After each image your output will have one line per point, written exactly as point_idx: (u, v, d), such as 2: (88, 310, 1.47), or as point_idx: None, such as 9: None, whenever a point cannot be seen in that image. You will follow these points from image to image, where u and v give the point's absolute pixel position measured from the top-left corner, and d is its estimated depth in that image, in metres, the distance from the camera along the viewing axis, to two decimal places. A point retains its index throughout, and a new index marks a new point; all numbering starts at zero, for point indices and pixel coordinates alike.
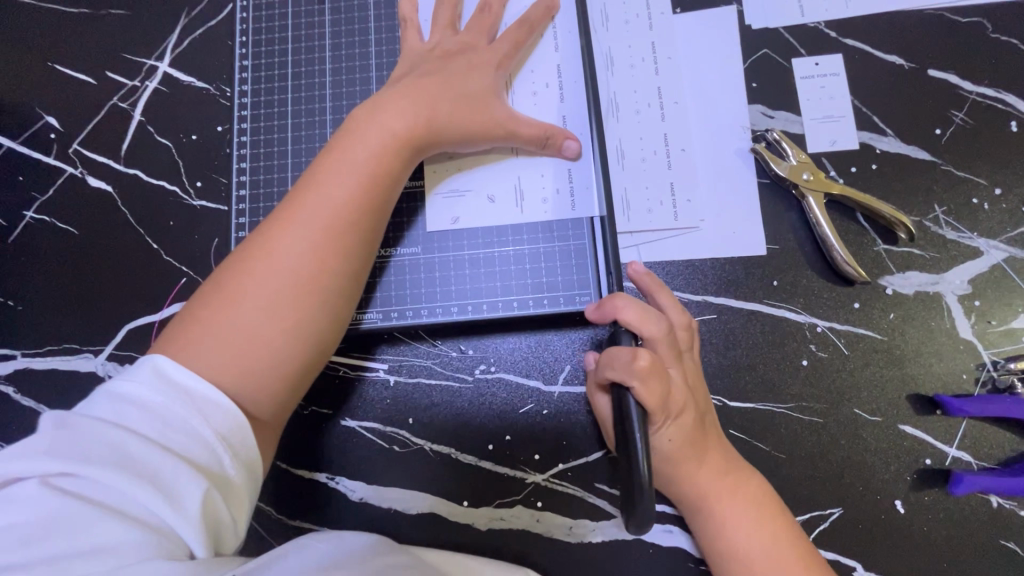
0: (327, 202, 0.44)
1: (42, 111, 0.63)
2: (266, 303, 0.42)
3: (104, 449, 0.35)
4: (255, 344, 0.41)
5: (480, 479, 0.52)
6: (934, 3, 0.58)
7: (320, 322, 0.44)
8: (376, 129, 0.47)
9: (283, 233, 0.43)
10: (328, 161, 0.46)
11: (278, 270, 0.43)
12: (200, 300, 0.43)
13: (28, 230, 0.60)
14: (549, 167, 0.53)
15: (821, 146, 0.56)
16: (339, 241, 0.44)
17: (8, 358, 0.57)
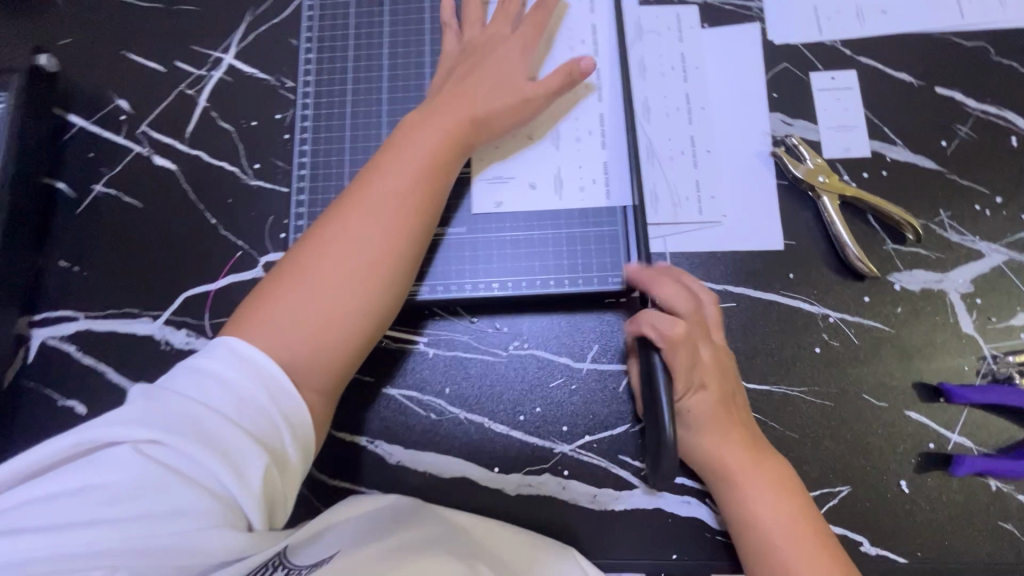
0: (394, 188, 0.49)
1: (113, 94, 0.68)
2: (341, 281, 0.46)
3: (184, 419, 0.37)
4: (323, 317, 0.45)
5: (511, 448, 0.56)
6: (941, 27, 0.63)
7: (380, 300, 0.47)
8: (433, 123, 0.52)
9: (348, 217, 0.47)
10: (391, 155, 0.50)
11: (349, 249, 0.47)
12: (269, 279, 0.46)
13: (97, 202, 0.65)
14: (585, 159, 0.58)
15: (835, 152, 0.60)
16: (399, 225, 0.48)
17: (73, 319, 0.61)
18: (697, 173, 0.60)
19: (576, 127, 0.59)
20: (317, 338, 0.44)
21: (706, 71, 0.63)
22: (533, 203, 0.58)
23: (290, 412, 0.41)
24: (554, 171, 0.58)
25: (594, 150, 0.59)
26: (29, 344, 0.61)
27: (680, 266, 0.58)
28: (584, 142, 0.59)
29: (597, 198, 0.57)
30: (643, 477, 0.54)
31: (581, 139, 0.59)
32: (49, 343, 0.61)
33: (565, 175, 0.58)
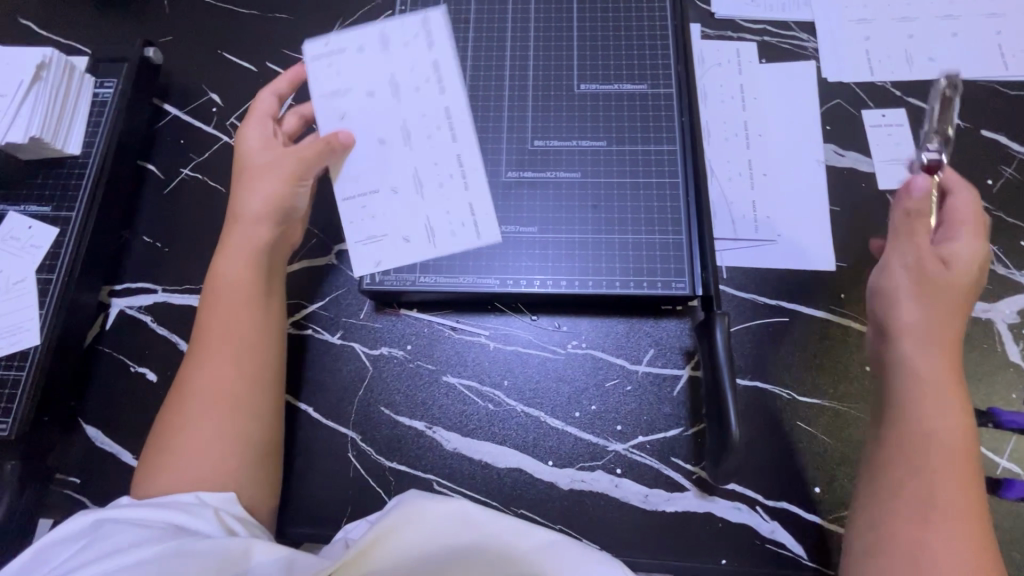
0: (217, 339, 0.53)
1: (206, 87, 0.72)
2: (202, 423, 0.49)
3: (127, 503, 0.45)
4: (204, 459, 0.48)
5: (566, 443, 0.57)
6: (987, 76, 0.67)
7: (257, 412, 0.51)
8: (235, 260, 0.56)
9: (197, 371, 0.52)
10: (215, 310, 0.54)
11: (200, 392, 0.51)
12: (148, 450, 0.50)
13: (182, 185, 0.69)
14: (446, 212, 0.60)
15: (889, 184, 0.63)
16: (242, 345, 0.53)
17: (151, 292, 0.65)
18: (480, 217, 0.60)
19: (436, 174, 0.60)
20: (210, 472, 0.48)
21: (414, 87, 0.60)
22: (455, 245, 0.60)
23: (217, 496, 0.46)
24: (377, 214, 0.60)
25: (457, 193, 0.60)
26: (108, 312, 0.64)
27: (736, 280, 0.61)
28: (438, 196, 0.60)
29: (664, 207, 0.60)
30: (695, 480, 0.55)
31: (440, 185, 0.60)
32: (127, 313, 0.64)
33: (428, 221, 0.60)
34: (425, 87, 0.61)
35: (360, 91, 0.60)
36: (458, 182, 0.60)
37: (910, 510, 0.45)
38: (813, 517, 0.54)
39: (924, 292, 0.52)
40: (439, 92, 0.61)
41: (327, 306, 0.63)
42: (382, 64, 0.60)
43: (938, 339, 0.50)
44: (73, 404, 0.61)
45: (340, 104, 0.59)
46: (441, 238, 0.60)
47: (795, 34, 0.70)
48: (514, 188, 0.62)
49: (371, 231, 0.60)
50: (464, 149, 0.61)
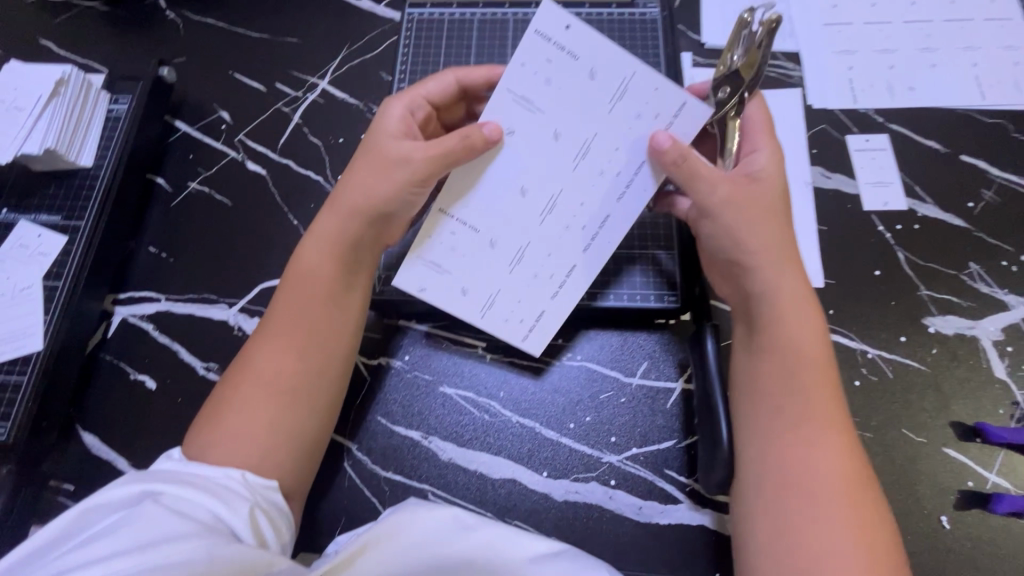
0: (288, 327, 0.52)
1: (217, 106, 0.75)
2: (264, 408, 0.49)
3: (174, 478, 0.43)
4: (247, 439, 0.47)
5: (560, 454, 0.58)
6: (965, 105, 0.70)
7: (306, 416, 0.51)
8: (320, 249, 0.54)
9: (265, 353, 0.51)
10: (291, 294, 0.53)
11: (263, 375, 0.50)
12: (207, 408, 0.50)
13: (190, 197, 0.71)
14: (524, 300, 0.53)
15: (874, 206, 0.66)
16: (311, 346, 0.52)
17: (154, 300, 0.66)
18: (550, 314, 0.53)
19: (542, 262, 0.52)
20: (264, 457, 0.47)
21: (614, 147, 0.49)
22: (515, 334, 0.54)
23: (260, 483, 0.46)
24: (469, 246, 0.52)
25: (542, 296, 0.53)
26: (111, 320, 0.65)
27: None
28: (533, 268, 0.52)
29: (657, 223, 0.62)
30: (688, 492, 0.56)
31: (533, 272, 0.52)
32: (129, 321, 0.65)
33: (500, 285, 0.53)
34: (605, 154, 0.49)
35: (547, 125, 0.48)
36: (549, 268, 0.52)
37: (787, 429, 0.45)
38: None
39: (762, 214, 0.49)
40: (642, 167, 0.49)
41: None
42: (600, 118, 0.48)
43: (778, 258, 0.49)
44: (72, 410, 0.61)
45: (511, 115, 0.48)
46: (509, 316, 0.54)
47: (781, 64, 0.74)
48: None
49: (440, 258, 0.52)
50: (576, 254, 0.52)
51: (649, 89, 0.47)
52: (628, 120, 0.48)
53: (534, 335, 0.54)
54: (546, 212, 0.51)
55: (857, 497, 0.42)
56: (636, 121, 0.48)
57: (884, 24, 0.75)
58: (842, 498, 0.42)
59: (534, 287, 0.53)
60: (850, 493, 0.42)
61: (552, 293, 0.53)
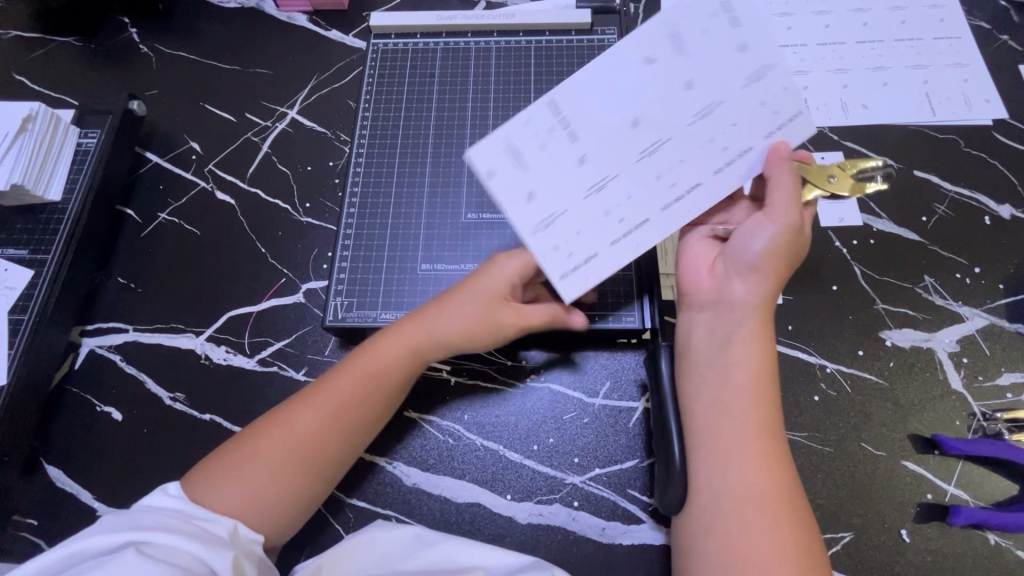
0: (339, 404, 0.52)
1: (187, 137, 0.76)
2: (280, 463, 0.50)
3: (154, 523, 0.45)
4: (255, 496, 0.48)
5: (523, 477, 0.58)
6: (917, 121, 0.72)
7: (314, 489, 0.51)
8: (394, 346, 0.54)
9: (302, 415, 0.52)
10: (353, 374, 0.53)
11: (291, 434, 0.51)
12: (232, 447, 0.51)
13: (159, 227, 0.71)
14: (581, 239, 0.47)
15: (831, 222, 0.67)
16: (346, 423, 0.52)
17: (121, 331, 0.66)
18: (600, 260, 0.47)
19: (619, 203, 0.47)
20: (247, 508, 0.48)
21: (733, 121, 0.46)
22: (557, 267, 0.47)
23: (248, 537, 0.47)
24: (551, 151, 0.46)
25: (600, 238, 0.47)
26: (78, 351, 0.65)
27: None
28: (596, 207, 0.47)
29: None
30: (651, 511, 0.56)
31: (603, 211, 0.47)
32: (96, 352, 0.65)
33: (566, 206, 0.46)
34: (732, 136, 0.47)
35: (683, 74, 0.45)
36: (622, 215, 0.47)
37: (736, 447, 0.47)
38: None
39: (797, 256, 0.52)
40: (750, 151, 0.48)
41: (293, 344, 0.65)
42: (733, 88, 0.46)
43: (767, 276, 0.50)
44: (37, 443, 0.61)
45: (653, 44, 0.45)
46: (556, 241, 0.47)
47: None
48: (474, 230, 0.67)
49: (523, 146, 0.46)
50: (654, 208, 0.47)
51: (784, 93, 0.47)
52: (757, 103, 0.46)
53: (573, 276, 0.47)
54: (649, 152, 0.46)
55: (787, 513, 0.44)
56: (764, 110, 0.47)
57: (838, 44, 0.77)
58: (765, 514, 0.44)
59: (598, 227, 0.47)
60: (781, 509, 0.44)
61: (620, 239, 0.47)
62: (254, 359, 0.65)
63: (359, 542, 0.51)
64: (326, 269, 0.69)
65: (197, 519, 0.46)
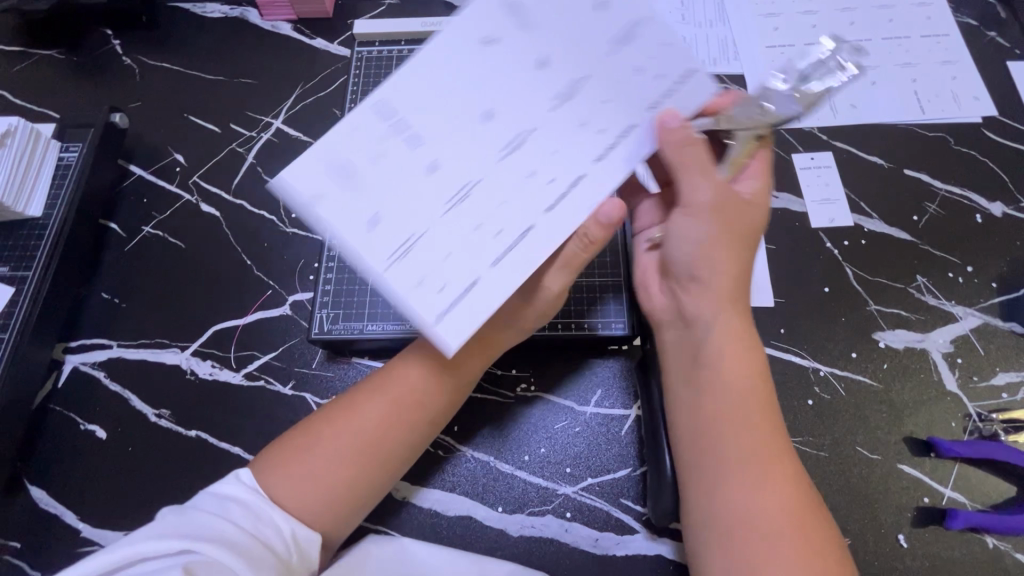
0: (414, 397, 0.50)
1: (171, 149, 0.76)
2: (342, 457, 0.48)
3: (212, 534, 0.42)
4: (324, 483, 0.47)
5: (514, 488, 0.57)
6: (905, 120, 0.72)
7: (382, 481, 0.50)
8: (467, 343, 0.53)
9: (371, 406, 0.49)
10: (424, 366, 0.52)
11: (357, 425, 0.48)
12: (299, 433, 0.49)
13: (143, 241, 0.70)
14: (451, 266, 0.40)
15: (822, 223, 0.66)
16: (417, 416, 0.50)
17: (106, 347, 0.65)
18: (480, 286, 0.40)
19: (488, 215, 0.41)
20: (317, 502, 0.46)
21: (600, 101, 0.44)
22: (419, 309, 0.39)
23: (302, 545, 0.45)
24: (384, 186, 0.40)
25: (477, 263, 0.40)
26: (61, 369, 0.64)
27: None
28: (461, 227, 0.40)
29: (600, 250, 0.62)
30: (644, 521, 0.55)
31: (468, 228, 0.40)
32: (80, 369, 0.64)
33: (426, 232, 0.40)
34: (603, 116, 0.44)
35: (529, 50, 0.43)
36: (496, 227, 0.41)
37: (731, 474, 0.43)
38: None
39: (734, 244, 0.48)
40: (630, 133, 0.44)
41: (280, 357, 0.64)
42: (598, 61, 0.43)
43: (725, 283, 0.47)
44: (20, 464, 0.60)
45: (489, 24, 0.42)
46: (427, 285, 0.39)
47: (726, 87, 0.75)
48: None
49: (354, 161, 0.40)
50: (538, 214, 0.42)
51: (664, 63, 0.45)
52: (624, 84, 0.44)
53: (453, 317, 0.39)
54: (508, 147, 0.42)
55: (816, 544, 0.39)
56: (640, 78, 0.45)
57: (825, 44, 0.77)
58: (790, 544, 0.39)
59: (467, 250, 0.40)
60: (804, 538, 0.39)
61: (496, 256, 0.40)
62: (240, 373, 0.64)
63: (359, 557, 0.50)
64: (312, 280, 0.68)
65: (250, 529, 0.43)
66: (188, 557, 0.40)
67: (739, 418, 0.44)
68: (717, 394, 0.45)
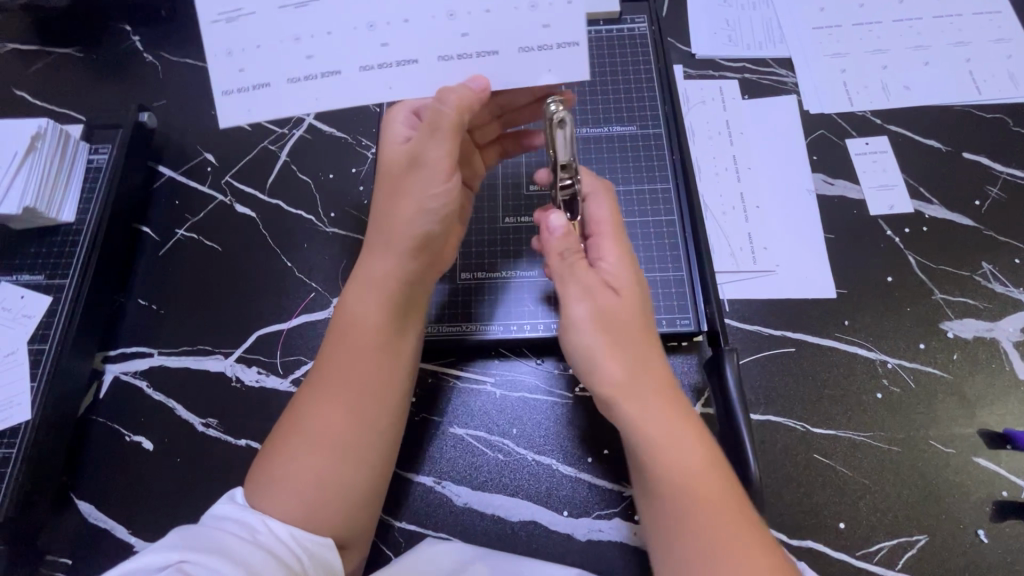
0: (341, 376, 0.49)
1: (201, 148, 0.73)
2: (309, 460, 0.46)
3: (207, 543, 0.41)
4: (293, 500, 0.45)
5: (579, 491, 0.56)
6: (962, 101, 0.69)
7: (356, 480, 0.48)
8: (365, 293, 0.51)
9: (311, 409, 0.48)
10: (342, 344, 0.50)
11: (296, 462, 0.46)
12: (263, 460, 0.48)
13: (178, 245, 0.68)
14: (262, 56, 0.46)
15: (881, 210, 0.64)
16: (351, 393, 0.49)
17: (146, 356, 0.63)
18: (270, 92, 0.46)
19: (324, 54, 0.46)
20: (309, 522, 0.45)
21: (484, 10, 0.45)
22: (222, 82, 0.46)
23: (310, 545, 0.45)
24: None
25: (258, 65, 0.46)
26: (102, 379, 0.62)
27: (738, 312, 0.61)
28: (278, 21, 0.46)
29: None
30: None
31: (280, 37, 0.46)
32: (121, 379, 0.62)
33: (252, 7, 0.45)
34: (477, 25, 0.45)
35: None
36: (310, 49, 0.46)
37: (696, 554, 0.39)
38: (840, 554, 0.52)
39: (643, 325, 0.48)
40: (487, 57, 0.46)
41: None
42: None
43: (637, 365, 0.46)
44: (66, 478, 0.58)
45: None
46: (233, 59, 0.46)
47: (774, 71, 0.73)
48: (512, 236, 0.65)
49: None
50: (350, 66, 0.46)
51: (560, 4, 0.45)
52: (512, 6, 0.45)
53: (237, 98, 0.47)
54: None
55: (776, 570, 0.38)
56: (530, 12, 0.45)
57: (874, 24, 0.74)
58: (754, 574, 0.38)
59: (280, 53, 0.46)
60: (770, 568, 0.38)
61: (303, 81, 0.46)
62: (288, 379, 0.62)
63: (410, 564, 0.51)
64: None
65: (251, 535, 0.43)
66: (183, 565, 0.39)
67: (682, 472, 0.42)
68: (660, 476, 0.42)
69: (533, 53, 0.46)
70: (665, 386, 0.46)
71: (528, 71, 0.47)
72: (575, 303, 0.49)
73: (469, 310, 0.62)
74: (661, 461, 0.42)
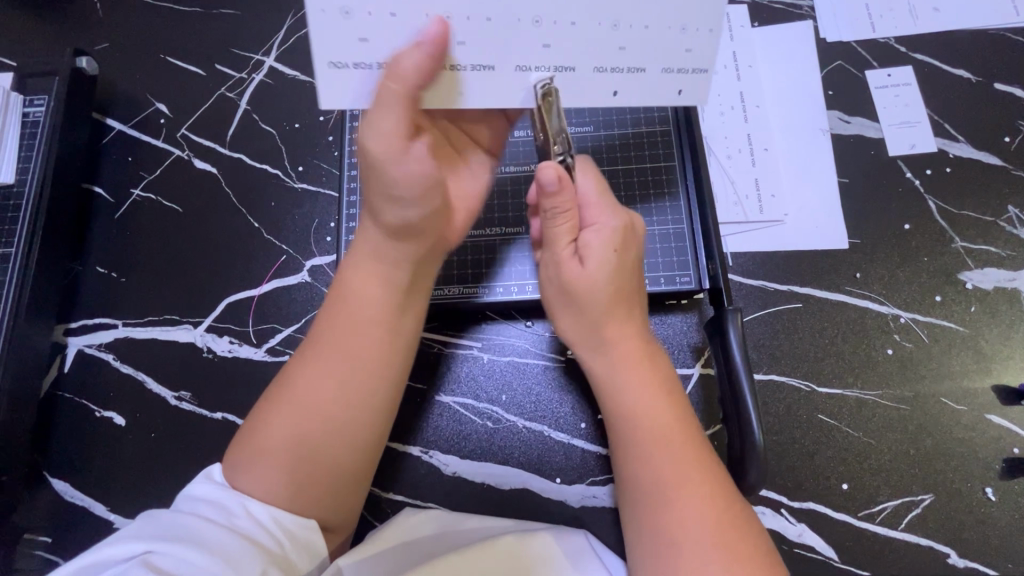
0: (343, 356, 0.45)
1: (152, 98, 0.66)
2: (295, 429, 0.43)
3: (177, 530, 0.39)
4: (269, 469, 0.43)
5: (572, 457, 0.53)
6: (996, 24, 0.62)
7: (341, 463, 0.44)
8: (362, 270, 0.46)
9: (304, 379, 0.45)
10: (337, 318, 0.46)
11: (286, 433, 0.43)
12: (247, 428, 0.45)
13: (136, 206, 0.63)
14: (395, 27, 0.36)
15: (900, 149, 0.59)
16: (347, 372, 0.45)
17: (109, 327, 0.59)
18: None
19: (472, 36, 0.37)
20: (294, 494, 0.43)
21: (645, 25, 0.38)
22: (335, 52, 0.37)
23: (296, 524, 0.43)
24: None
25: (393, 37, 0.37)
26: (66, 353, 0.59)
27: (742, 266, 0.56)
28: None
29: None
30: None
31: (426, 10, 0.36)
32: (86, 352, 0.59)
33: None
34: (638, 41, 0.39)
35: None
36: (462, 33, 0.37)
37: (648, 506, 0.42)
38: (843, 516, 0.50)
39: (614, 301, 0.46)
40: (636, 76, 0.41)
41: (303, 329, 0.59)
42: None
43: (607, 341, 0.46)
44: (37, 456, 0.56)
45: None
46: (354, 23, 0.36)
47: None
48: (495, 185, 0.58)
49: None
50: (505, 62, 0.39)
51: (712, 29, 0.39)
52: (670, 24, 0.38)
53: (353, 73, 0.38)
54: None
55: (750, 550, 0.39)
56: (682, 36, 0.39)
57: None
58: (719, 550, 0.38)
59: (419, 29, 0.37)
60: (738, 544, 0.39)
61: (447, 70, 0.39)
62: (262, 348, 0.58)
63: (401, 527, 0.49)
64: (330, 242, 0.61)
65: (226, 518, 0.41)
66: (149, 556, 0.37)
67: (656, 444, 0.43)
68: (619, 436, 0.45)
69: (675, 74, 0.41)
70: (651, 365, 0.46)
71: (661, 95, 0.42)
72: (549, 289, 0.49)
73: (487, 269, 0.56)
74: (625, 421, 0.45)
